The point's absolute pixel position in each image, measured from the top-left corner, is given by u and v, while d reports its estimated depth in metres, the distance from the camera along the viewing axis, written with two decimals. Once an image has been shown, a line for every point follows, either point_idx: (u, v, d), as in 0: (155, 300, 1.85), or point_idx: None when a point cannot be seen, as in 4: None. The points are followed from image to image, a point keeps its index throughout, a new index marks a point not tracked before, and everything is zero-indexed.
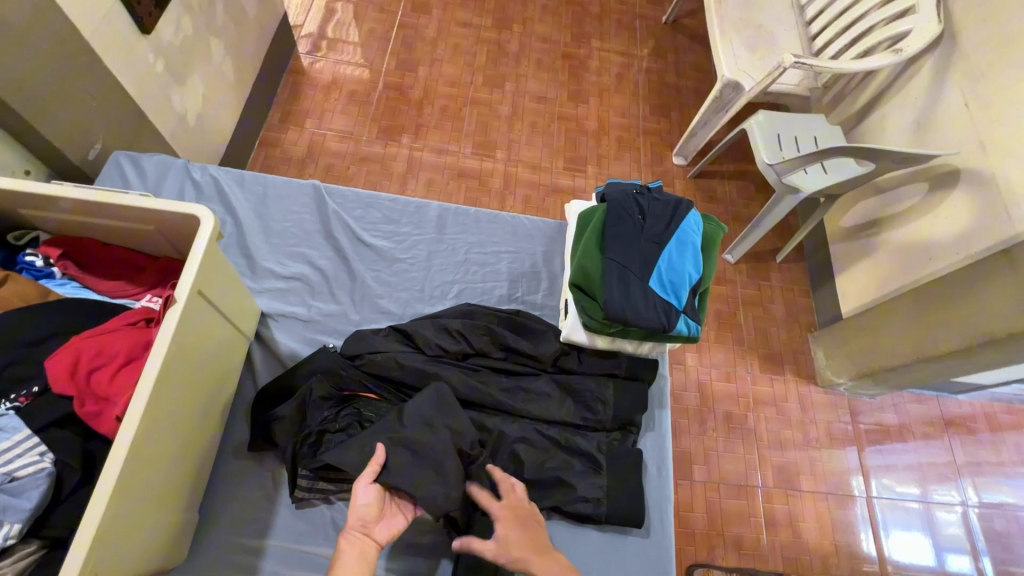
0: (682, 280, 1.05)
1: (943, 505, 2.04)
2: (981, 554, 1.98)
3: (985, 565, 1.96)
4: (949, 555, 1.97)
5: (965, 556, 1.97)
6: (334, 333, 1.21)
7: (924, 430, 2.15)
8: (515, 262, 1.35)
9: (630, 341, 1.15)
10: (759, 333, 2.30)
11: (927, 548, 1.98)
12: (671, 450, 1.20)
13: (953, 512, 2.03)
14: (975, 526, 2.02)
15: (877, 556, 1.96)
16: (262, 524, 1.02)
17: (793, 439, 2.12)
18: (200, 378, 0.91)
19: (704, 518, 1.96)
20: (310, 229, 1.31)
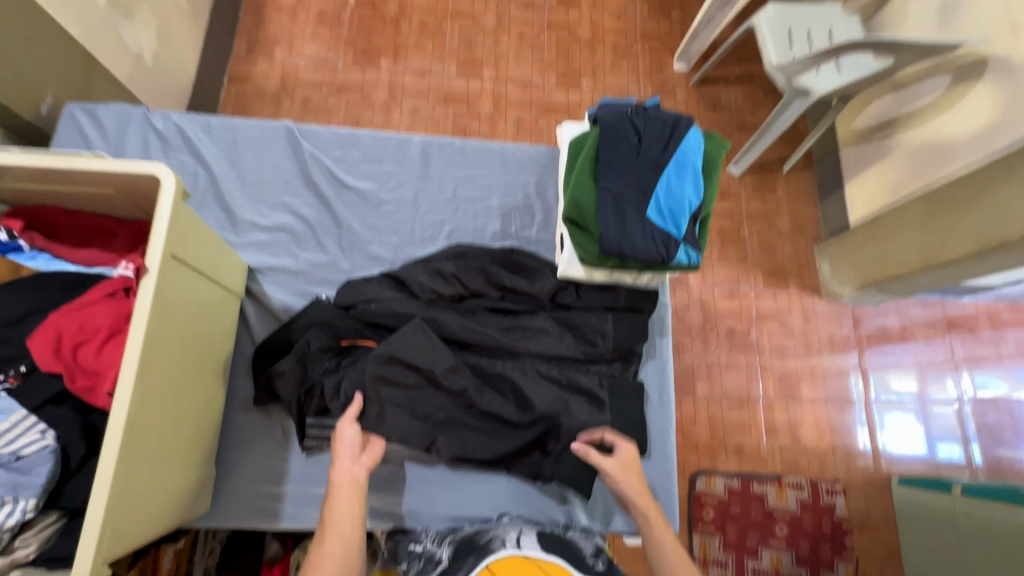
0: (682, 207, 0.99)
1: (941, 403, 2.10)
2: (971, 442, 2.07)
3: (974, 451, 2.06)
4: (939, 444, 2.07)
5: (956, 446, 2.07)
6: (325, 283, 1.18)
7: (926, 332, 2.17)
8: (506, 195, 1.28)
9: (629, 273, 1.11)
10: (764, 247, 2.25)
11: (919, 439, 2.07)
12: (672, 375, 1.21)
13: (949, 408, 2.10)
14: (969, 419, 2.09)
15: (871, 451, 2.06)
16: (278, 471, 1.06)
17: (794, 349, 2.15)
18: (189, 342, 0.89)
19: (706, 429, 2.05)
20: (287, 175, 1.23)
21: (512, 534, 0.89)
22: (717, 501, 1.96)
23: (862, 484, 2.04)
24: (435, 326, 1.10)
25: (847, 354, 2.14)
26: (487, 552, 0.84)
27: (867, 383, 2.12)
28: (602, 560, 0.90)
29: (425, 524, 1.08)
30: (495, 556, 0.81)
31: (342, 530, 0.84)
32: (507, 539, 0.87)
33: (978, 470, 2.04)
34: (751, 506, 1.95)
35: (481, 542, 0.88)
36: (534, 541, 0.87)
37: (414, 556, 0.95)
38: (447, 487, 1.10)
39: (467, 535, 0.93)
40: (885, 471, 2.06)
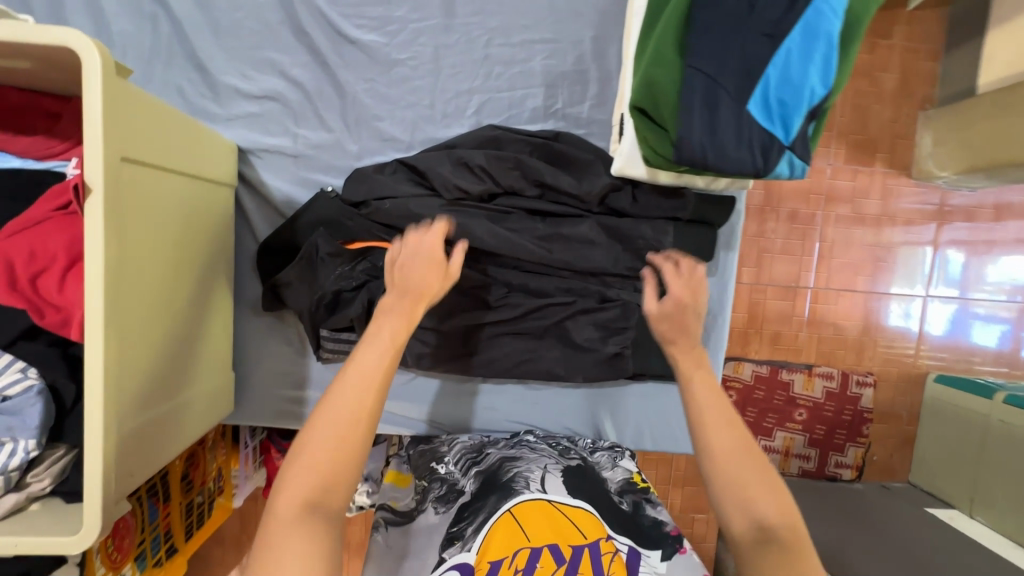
0: (798, 99, 0.72)
1: (995, 295, 1.93)
2: None
3: None
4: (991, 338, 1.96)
5: (1006, 335, 1.95)
6: (331, 170, 0.98)
7: (1019, 223, 1.90)
8: (553, 57, 0.98)
9: (703, 176, 0.88)
10: (857, 113, 1.87)
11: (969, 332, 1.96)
12: (731, 294, 1.06)
13: (1005, 300, 1.93)
14: None
15: (914, 341, 1.97)
16: (299, 376, 1.01)
17: (862, 237, 1.91)
18: (170, 253, 0.75)
19: (744, 317, 1.95)
20: (271, 22, 0.95)
21: (537, 474, 0.90)
22: (741, 386, 1.95)
23: (893, 377, 1.98)
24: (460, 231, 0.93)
25: (923, 232, 1.90)
26: (511, 493, 0.85)
27: (934, 260, 1.92)
28: (625, 499, 0.91)
29: (453, 434, 1.07)
30: (524, 501, 0.83)
31: (371, 371, 0.66)
32: (532, 481, 0.88)
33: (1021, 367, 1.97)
34: (775, 393, 1.93)
35: (505, 479, 0.89)
36: (559, 485, 0.88)
37: (437, 479, 0.96)
38: (472, 404, 1.07)
39: (492, 466, 0.94)
40: (922, 366, 1.98)
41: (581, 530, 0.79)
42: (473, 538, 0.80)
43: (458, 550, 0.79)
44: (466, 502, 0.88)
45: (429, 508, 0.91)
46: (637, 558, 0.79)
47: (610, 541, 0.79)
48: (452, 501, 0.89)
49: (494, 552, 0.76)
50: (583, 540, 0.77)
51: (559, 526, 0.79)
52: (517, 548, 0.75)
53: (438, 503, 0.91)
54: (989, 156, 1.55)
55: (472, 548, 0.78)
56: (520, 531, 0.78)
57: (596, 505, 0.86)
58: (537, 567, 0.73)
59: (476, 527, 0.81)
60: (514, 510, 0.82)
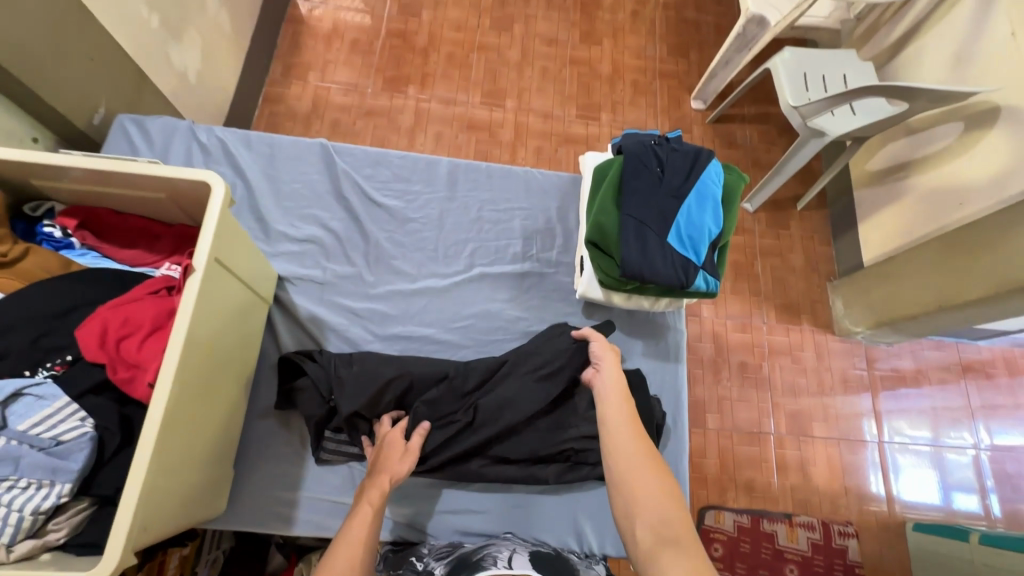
0: (701, 235, 1.04)
1: (954, 448, 1.87)
2: (988, 492, 1.84)
3: (992, 504, 1.82)
4: (956, 494, 1.83)
5: (973, 496, 1.83)
6: (350, 295, 1.21)
7: (940, 376, 1.95)
8: (528, 219, 1.33)
9: (646, 298, 1.15)
10: (777, 283, 2.05)
11: (934, 486, 1.84)
12: (687, 403, 1.21)
13: (965, 454, 1.87)
14: (986, 468, 1.86)
15: (885, 496, 1.83)
16: (293, 478, 1.07)
17: (807, 387, 1.93)
18: (224, 343, 0.92)
19: (715, 463, 1.83)
20: (321, 192, 1.29)
21: (505, 554, 0.94)
22: (725, 539, 1.75)
23: (874, 527, 1.80)
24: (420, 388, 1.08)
25: (860, 399, 1.92)
26: (477, 566, 0.89)
27: (881, 427, 1.90)
28: None
29: (435, 538, 1.07)
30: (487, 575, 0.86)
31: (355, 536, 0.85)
32: (499, 558, 0.92)
33: (997, 521, 1.80)
34: (761, 546, 1.75)
35: (474, 559, 0.93)
36: (526, 562, 0.92)
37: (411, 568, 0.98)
38: (462, 503, 1.09)
39: (465, 552, 0.98)
40: (897, 513, 1.82)
41: None
42: None
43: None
44: None
45: None
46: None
47: None
48: None
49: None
50: None
51: None
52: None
53: None
54: (889, 312, 1.75)
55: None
56: None
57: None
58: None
59: None
60: None
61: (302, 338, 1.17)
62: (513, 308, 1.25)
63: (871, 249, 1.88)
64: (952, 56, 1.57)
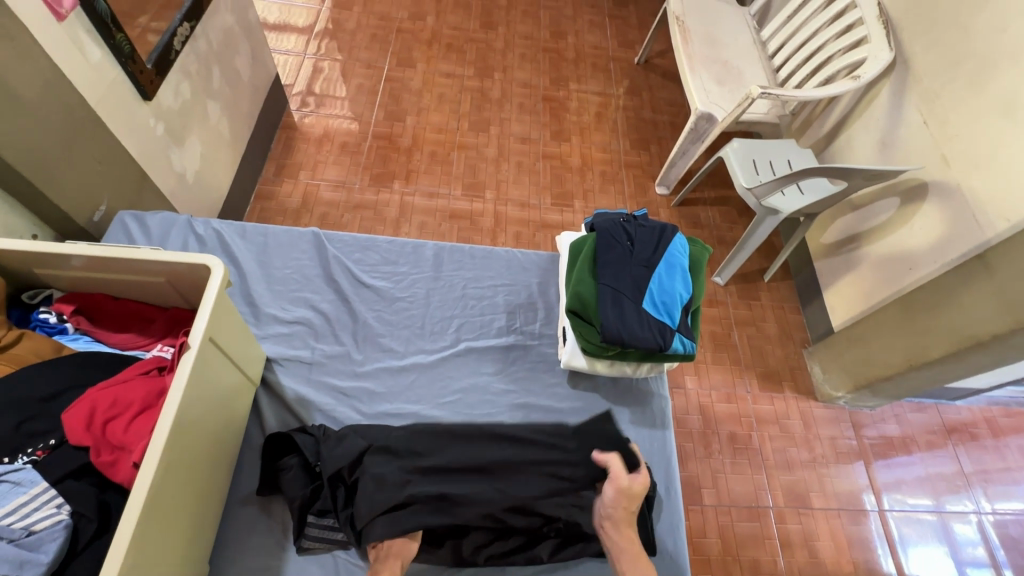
0: (673, 300, 1.11)
1: (957, 517, 1.84)
2: (1001, 565, 1.78)
3: None
4: (971, 569, 1.77)
5: (987, 572, 1.77)
6: (338, 373, 1.23)
7: (928, 439, 1.97)
8: (510, 294, 1.39)
9: (629, 363, 1.19)
10: (755, 350, 2.11)
11: (947, 561, 1.78)
12: (678, 469, 1.20)
13: (969, 523, 1.83)
14: (992, 536, 1.82)
15: (897, 574, 1.75)
16: (274, 571, 1.01)
17: (799, 457, 1.92)
18: (210, 424, 0.92)
19: (718, 542, 1.75)
20: (311, 276, 1.35)
21: None
22: None
23: None
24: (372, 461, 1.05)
25: (853, 464, 1.91)
26: None
27: (880, 498, 1.87)
28: None
29: None
30: None
31: None
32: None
33: None
34: None
35: None
36: None
37: None
38: None
39: None
40: None
41: None
42: None
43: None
44: None
45: None
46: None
47: None
48: None
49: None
50: None
51: None
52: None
53: None
54: (863, 375, 1.81)
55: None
56: None
57: None
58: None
59: None
60: None
61: (288, 419, 1.16)
62: (500, 380, 1.27)
63: (838, 315, 1.98)
64: (877, 141, 1.78)
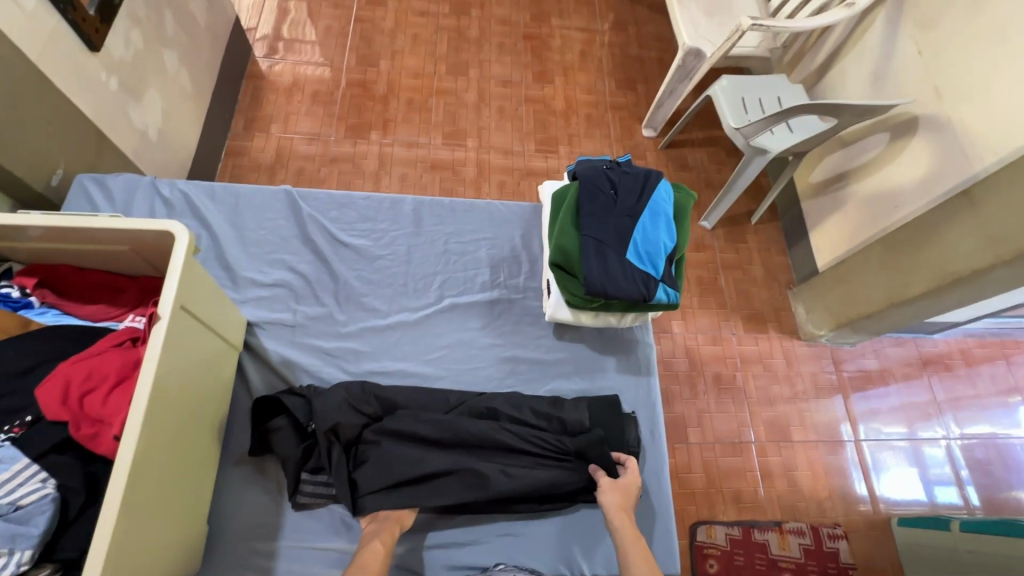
0: (657, 250, 1.09)
1: (928, 442, 1.94)
2: (966, 484, 1.89)
3: (971, 494, 1.88)
4: (937, 488, 1.88)
5: (952, 489, 1.88)
6: (322, 335, 1.22)
7: (904, 371, 2.04)
8: (494, 248, 1.37)
9: (613, 314, 1.19)
10: (741, 293, 2.13)
11: (916, 482, 1.88)
12: (662, 414, 1.23)
13: (938, 448, 1.93)
14: (959, 459, 1.92)
15: (869, 497, 1.86)
16: (272, 526, 1.04)
17: (781, 394, 1.98)
18: (192, 392, 0.91)
19: (702, 477, 1.83)
20: (288, 237, 1.31)
21: None
22: (719, 553, 1.74)
23: (863, 528, 1.82)
24: (389, 423, 1.07)
25: (832, 398, 1.98)
26: None
27: (857, 429, 1.95)
28: None
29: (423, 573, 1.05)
30: None
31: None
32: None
33: (976, 510, 1.85)
34: (755, 556, 1.73)
35: None
36: None
37: None
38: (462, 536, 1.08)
39: None
40: (882, 511, 1.84)
41: None
42: None
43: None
44: None
45: None
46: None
47: None
48: None
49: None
50: None
51: None
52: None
53: None
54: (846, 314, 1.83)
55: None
56: None
57: None
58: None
59: None
60: None
61: (274, 381, 1.16)
62: (486, 335, 1.27)
63: (824, 257, 1.98)
64: (870, 74, 1.72)
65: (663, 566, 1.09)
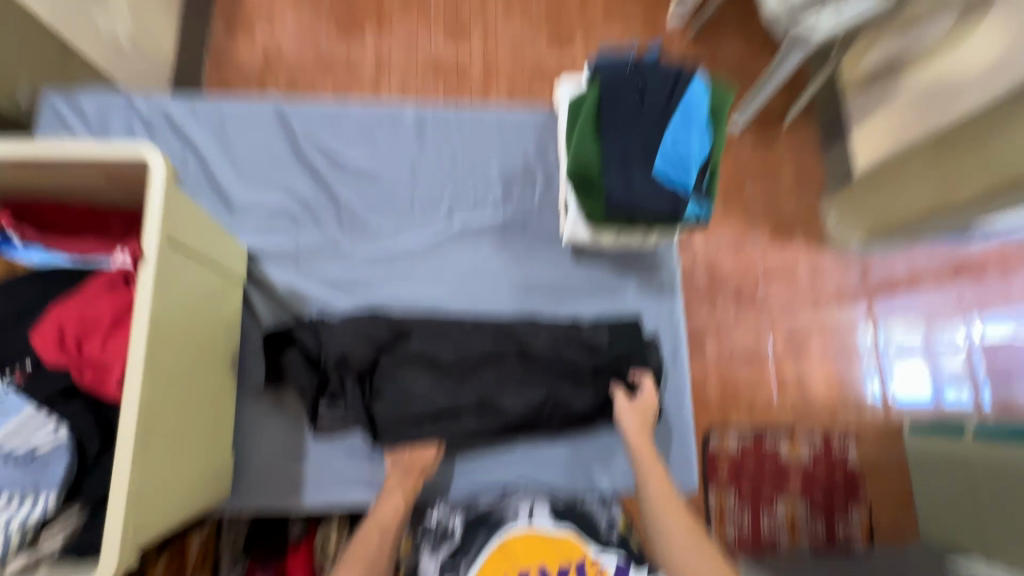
0: (688, 161, 0.97)
1: (948, 351, 1.90)
2: (982, 386, 1.87)
3: (985, 397, 1.86)
4: (947, 389, 1.87)
5: (966, 392, 1.87)
6: (328, 263, 1.16)
7: (935, 280, 1.94)
8: (506, 162, 1.25)
9: (636, 233, 1.10)
10: (769, 202, 1.99)
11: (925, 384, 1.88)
12: (685, 336, 1.19)
13: (959, 354, 1.89)
14: (979, 366, 1.89)
15: (880, 399, 1.87)
16: (296, 453, 1.06)
17: (803, 305, 1.92)
18: (195, 330, 0.88)
19: (717, 388, 1.84)
20: (281, 156, 1.20)
21: (524, 504, 1.00)
22: (730, 460, 1.79)
23: (872, 431, 1.85)
24: (407, 347, 1.07)
25: (855, 307, 1.91)
26: (502, 526, 0.96)
27: (876, 334, 1.91)
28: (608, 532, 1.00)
29: (446, 496, 1.07)
30: (515, 533, 0.94)
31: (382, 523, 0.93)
32: (517, 512, 0.97)
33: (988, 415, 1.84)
34: (764, 462, 1.79)
35: (496, 516, 0.98)
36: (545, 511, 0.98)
37: (430, 526, 1.01)
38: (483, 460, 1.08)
39: (480, 509, 1.01)
40: (893, 416, 1.86)
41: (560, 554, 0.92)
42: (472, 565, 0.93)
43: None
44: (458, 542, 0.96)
45: (427, 550, 0.97)
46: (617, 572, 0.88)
47: (597, 562, 0.92)
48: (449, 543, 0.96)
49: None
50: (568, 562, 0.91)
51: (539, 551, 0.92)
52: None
53: (437, 546, 0.97)
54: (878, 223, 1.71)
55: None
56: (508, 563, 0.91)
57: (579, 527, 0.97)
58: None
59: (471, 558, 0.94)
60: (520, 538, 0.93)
61: (283, 312, 1.12)
62: (500, 258, 1.20)
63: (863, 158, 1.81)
64: None
65: (680, 483, 1.11)
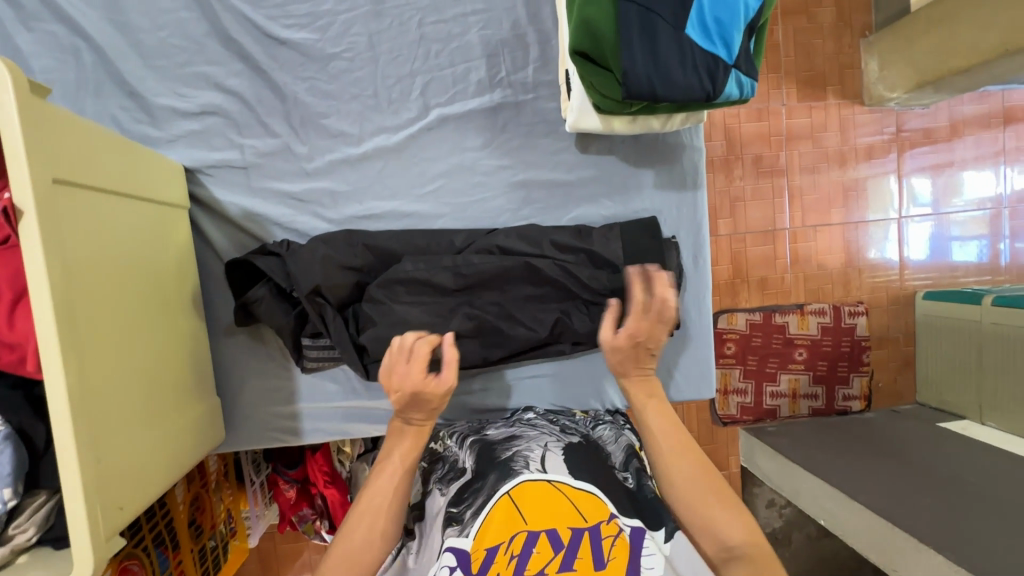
0: (732, 18, 0.74)
1: (970, 212, 1.73)
2: (1001, 238, 1.74)
3: (1003, 247, 1.74)
4: (954, 245, 1.74)
5: (978, 246, 1.74)
6: (284, 175, 0.96)
7: (976, 133, 1.71)
8: (487, 27, 0.98)
9: (657, 117, 0.88)
10: (802, 49, 1.66)
11: (925, 240, 1.73)
12: (708, 235, 1.04)
13: (981, 212, 1.73)
14: (1004, 225, 1.74)
15: (897, 263, 1.74)
16: (288, 391, 0.99)
17: (828, 171, 1.70)
18: (129, 279, 0.73)
19: (728, 270, 1.72)
20: (199, 37, 0.93)
21: (537, 453, 0.81)
22: (738, 338, 1.70)
23: (885, 302, 1.75)
24: (395, 271, 0.90)
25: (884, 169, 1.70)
26: (511, 473, 0.76)
27: (901, 196, 1.72)
28: (629, 471, 0.84)
29: (449, 420, 1.03)
30: (524, 481, 0.74)
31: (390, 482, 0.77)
32: (531, 460, 0.79)
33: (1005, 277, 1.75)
34: (772, 338, 1.69)
35: (505, 458, 0.80)
36: (562, 463, 0.78)
37: (439, 459, 0.91)
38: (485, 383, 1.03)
39: (491, 441, 0.87)
40: (909, 287, 1.75)
41: (582, 512, 0.70)
42: (472, 521, 0.72)
43: (456, 535, 0.72)
44: (467, 481, 0.80)
45: (435, 491, 0.84)
46: (642, 535, 0.70)
47: (614, 521, 0.70)
48: (454, 480, 0.83)
49: (490, 539, 0.69)
50: (583, 522, 0.69)
51: (557, 508, 0.70)
52: (515, 532, 0.68)
53: (442, 485, 0.84)
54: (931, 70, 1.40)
55: (470, 534, 0.71)
56: (516, 514, 0.70)
57: (602, 484, 0.76)
58: (533, 554, 0.66)
59: (476, 510, 0.73)
60: (521, 492, 0.72)
61: (244, 240, 0.97)
62: (490, 156, 1.00)
63: None
64: None
65: (697, 391, 1.06)
